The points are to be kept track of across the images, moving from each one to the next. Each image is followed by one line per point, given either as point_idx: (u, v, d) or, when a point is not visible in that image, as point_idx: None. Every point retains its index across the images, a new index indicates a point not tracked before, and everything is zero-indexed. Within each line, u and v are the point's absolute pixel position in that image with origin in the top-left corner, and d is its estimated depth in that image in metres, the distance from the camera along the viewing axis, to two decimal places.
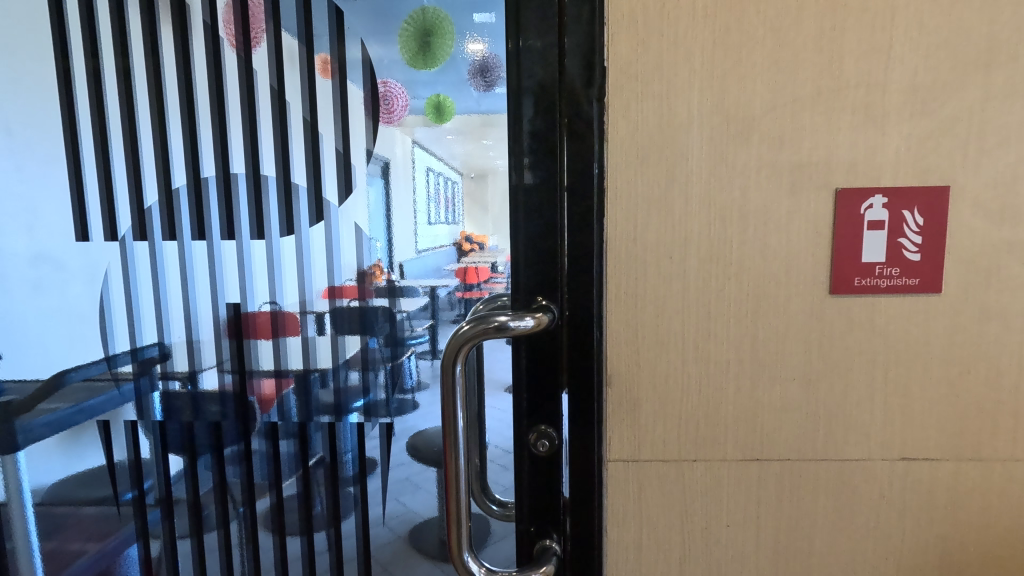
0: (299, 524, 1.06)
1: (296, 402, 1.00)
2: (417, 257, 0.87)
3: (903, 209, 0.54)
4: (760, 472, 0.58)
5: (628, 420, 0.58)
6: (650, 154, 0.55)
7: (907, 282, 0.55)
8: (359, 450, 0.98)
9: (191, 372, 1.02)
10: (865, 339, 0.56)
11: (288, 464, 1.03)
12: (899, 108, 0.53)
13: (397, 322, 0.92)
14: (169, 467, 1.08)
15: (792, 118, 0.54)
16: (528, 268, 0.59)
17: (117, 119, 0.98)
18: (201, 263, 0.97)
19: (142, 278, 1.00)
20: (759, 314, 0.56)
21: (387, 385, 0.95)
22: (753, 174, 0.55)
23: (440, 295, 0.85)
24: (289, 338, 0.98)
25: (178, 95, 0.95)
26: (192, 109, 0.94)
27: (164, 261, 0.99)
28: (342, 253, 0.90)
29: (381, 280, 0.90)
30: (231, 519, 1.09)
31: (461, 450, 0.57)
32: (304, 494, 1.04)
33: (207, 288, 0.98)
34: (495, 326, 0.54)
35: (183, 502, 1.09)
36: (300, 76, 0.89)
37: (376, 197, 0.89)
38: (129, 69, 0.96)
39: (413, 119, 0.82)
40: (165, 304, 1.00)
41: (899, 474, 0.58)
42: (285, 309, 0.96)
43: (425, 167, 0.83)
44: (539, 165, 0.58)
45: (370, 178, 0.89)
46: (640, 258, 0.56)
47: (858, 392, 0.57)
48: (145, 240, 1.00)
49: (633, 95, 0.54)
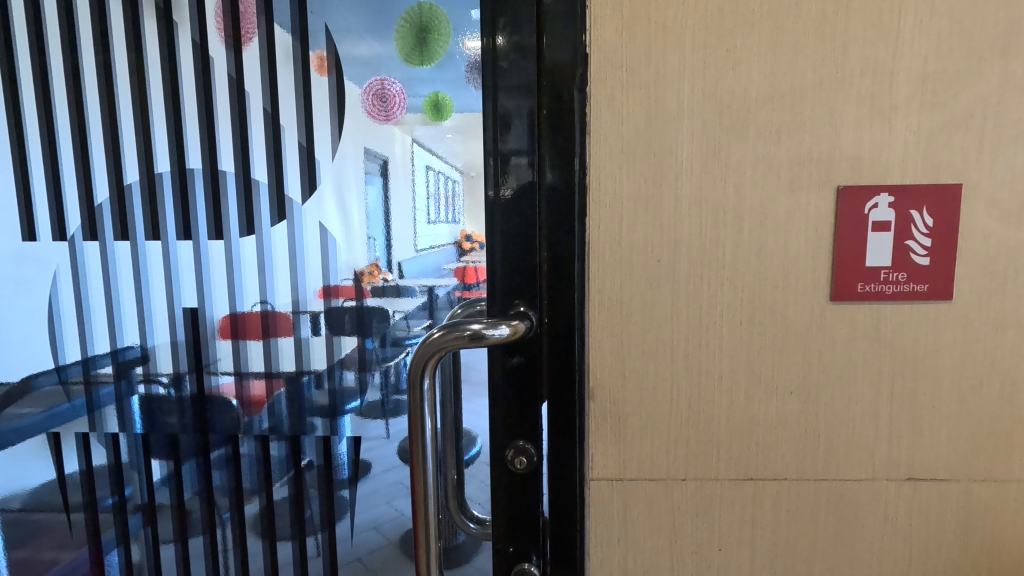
0: (290, 529, 1.02)
1: (286, 406, 0.96)
2: (416, 256, 0.87)
3: (911, 208, 0.49)
4: (754, 492, 0.54)
5: (613, 437, 0.54)
6: (637, 148, 0.50)
7: (915, 288, 0.50)
8: (350, 455, 0.95)
9: (177, 375, 0.98)
10: (869, 349, 0.52)
11: (251, 474, 1.01)
12: (908, 98, 0.49)
13: (393, 323, 0.90)
14: (151, 472, 1.04)
15: (791, 110, 0.49)
16: (505, 272, 0.55)
17: (65, 113, 0.93)
18: (157, 265, 0.94)
19: (92, 280, 0.96)
20: (753, 321, 0.52)
21: (383, 386, 0.92)
22: (748, 169, 0.50)
23: (439, 295, 0.87)
24: (250, 342, 0.94)
25: (130, 86, 0.90)
26: (146, 102, 0.90)
27: (116, 262, 0.95)
28: (307, 258, 0.88)
29: (380, 280, 0.89)
30: (194, 533, 1.05)
31: (429, 465, 0.53)
32: (295, 498, 1.00)
33: (164, 289, 0.94)
34: (470, 335, 0.49)
35: (166, 507, 1.05)
36: (258, 59, 0.85)
37: (374, 197, 0.87)
38: (76, 65, 0.92)
39: (412, 118, 0.83)
40: (117, 305, 0.96)
41: (905, 495, 0.54)
42: (246, 309, 0.93)
43: (424, 166, 0.81)
44: (517, 163, 0.53)
45: (368, 176, 0.86)
46: (626, 261, 0.52)
47: (861, 407, 0.52)
48: (95, 240, 0.95)
49: (618, 85, 0.50)
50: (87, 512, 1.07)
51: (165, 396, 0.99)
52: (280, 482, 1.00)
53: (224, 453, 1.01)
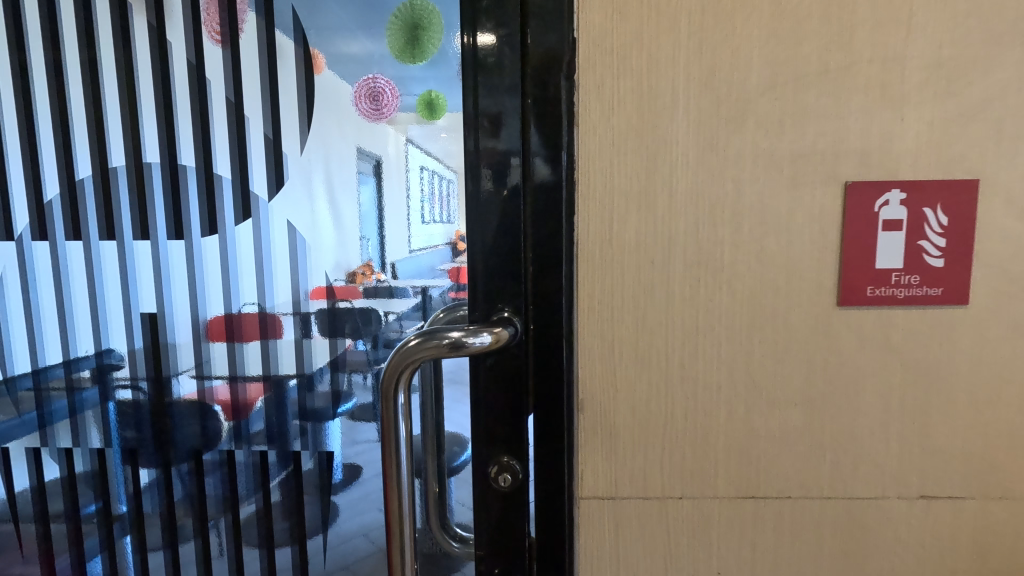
0: (258, 539, 0.98)
1: (259, 411, 0.92)
2: (411, 257, 0.77)
3: (924, 206, 0.46)
4: (756, 511, 0.50)
5: (604, 452, 0.50)
6: (628, 140, 0.47)
7: (928, 292, 0.47)
8: (330, 464, 0.90)
9: (137, 381, 0.93)
10: (878, 357, 0.48)
11: (214, 486, 0.98)
12: (920, 87, 0.45)
13: (385, 325, 0.81)
14: (104, 483, 0.99)
15: (795, 99, 0.46)
16: (487, 274, 0.51)
17: (11, 106, 0.89)
18: (112, 266, 0.89)
19: (42, 280, 0.92)
20: (754, 328, 0.48)
21: (376, 388, 0.85)
22: (748, 164, 0.46)
23: (433, 295, 0.76)
24: (214, 345, 0.90)
25: (81, 79, 0.86)
26: (98, 94, 0.86)
27: (67, 262, 0.90)
28: (273, 253, 0.83)
29: (371, 280, 0.80)
30: (153, 547, 1.01)
31: (405, 484, 0.49)
32: (262, 513, 0.97)
33: (118, 291, 0.90)
34: (447, 343, 0.45)
35: (125, 520, 1.01)
36: (223, 54, 0.81)
37: (369, 199, 0.78)
38: (25, 62, 0.88)
39: (406, 117, 0.73)
40: (67, 306, 0.92)
41: (917, 514, 0.50)
42: (211, 316, 0.88)
43: (419, 166, 0.73)
44: (497, 159, 0.50)
45: (361, 178, 0.77)
46: (618, 263, 0.48)
47: (870, 420, 0.49)
48: (45, 239, 0.91)
49: (607, 73, 0.46)
50: (41, 524, 1.04)
51: (130, 401, 0.94)
52: (245, 500, 0.97)
53: (187, 465, 0.97)
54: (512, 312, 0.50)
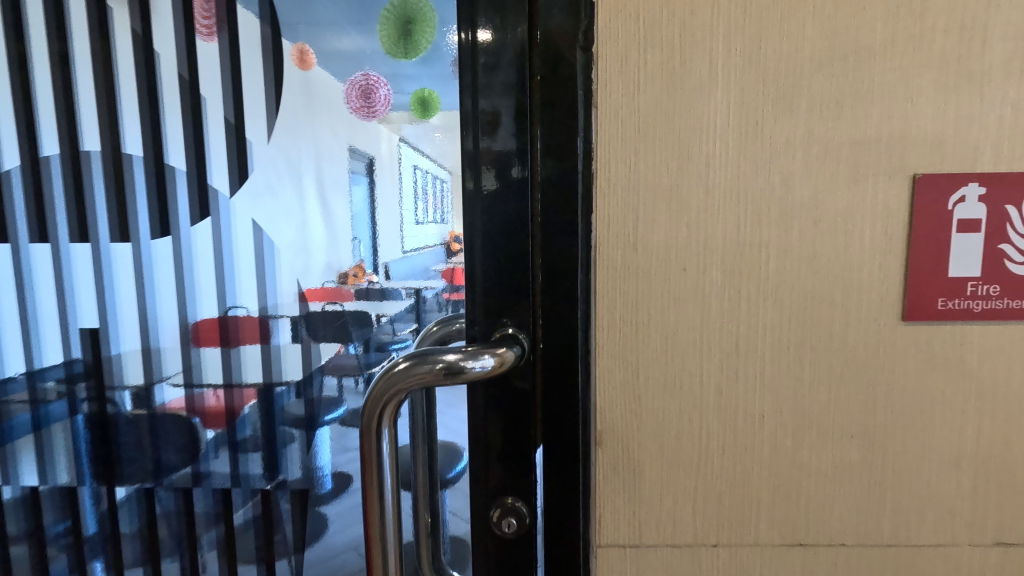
0: (254, 553, 1.06)
1: (248, 417, 0.99)
2: (404, 257, 0.88)
3: (1007, 203, 0.39)
4: (804, 561, 0.43)
5: (625, 492, 0.43)
6: (657, 124, 0.39)
7: (1010, 305, 0.40)
8: (320, 469, 1.00)
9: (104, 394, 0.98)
10: (948, 381, 0.41)
11: (203, 502, 1.05)
12: (1003, 62, 0.38)
13: (379, 325, 0.93)
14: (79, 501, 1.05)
15: (855, 76, 0.38)
16: (488, 283, 0.42)
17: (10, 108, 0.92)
18: (126, 265, 0.94)
19: (42, 281, 0.95)
20: (803, 347, 0.41)
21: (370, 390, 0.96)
22: (799, 154, 0.39)
23: (427, 295, 0.85)
24: (204, 349, 0.96)
25: (94, 79, 0.91)
26: (113, 98, 0.91)
27: (72, 265, 0.95)
28: (236, 239, 0.93)
29: (363, 281, 0.92)
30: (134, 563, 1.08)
31: (391, 531, 0.42)
32: (258, 521, 1.04)
33: (129, 289, 0.95)
34: (442, 368, 0.37)
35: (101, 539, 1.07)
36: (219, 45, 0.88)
37: (360, 196, 0.91)
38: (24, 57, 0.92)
39: (399, 117, 0.81)
40: (71, 306, 0.96)
41: (992, 563, 0.43)
42: (200, 318, 0.95)
43: (412, 166, 0.79)
44: (501, 144, 0.41)
45: (355, 177, 0.90)
46: (644, 271, 0.40)
47: (939, 454, 0.42)
48: (46, 241, 0.94)
49: (634, 43, 0.39)
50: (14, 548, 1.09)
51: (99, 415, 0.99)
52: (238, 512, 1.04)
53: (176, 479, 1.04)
54: (517, 329, 0.42)
